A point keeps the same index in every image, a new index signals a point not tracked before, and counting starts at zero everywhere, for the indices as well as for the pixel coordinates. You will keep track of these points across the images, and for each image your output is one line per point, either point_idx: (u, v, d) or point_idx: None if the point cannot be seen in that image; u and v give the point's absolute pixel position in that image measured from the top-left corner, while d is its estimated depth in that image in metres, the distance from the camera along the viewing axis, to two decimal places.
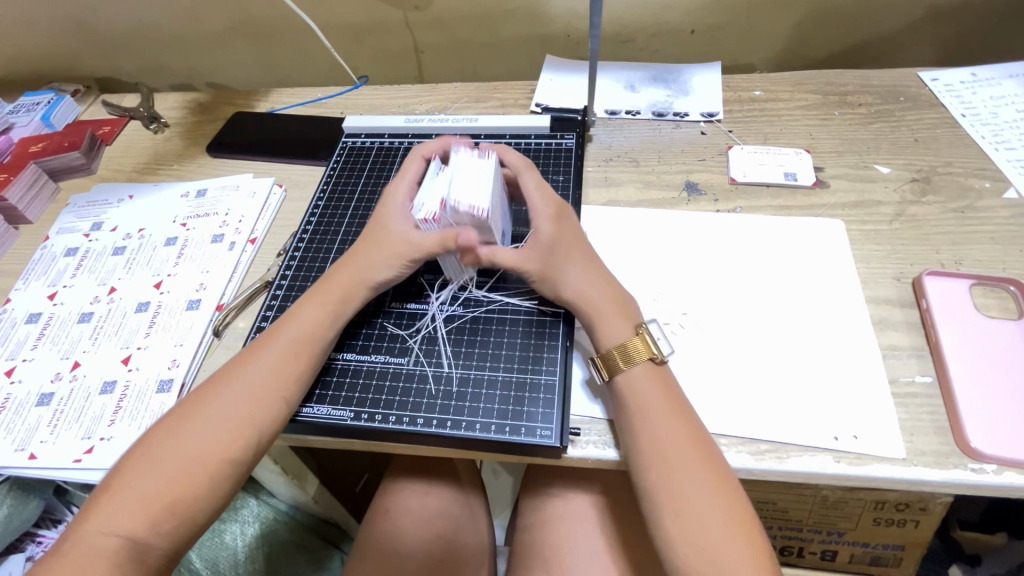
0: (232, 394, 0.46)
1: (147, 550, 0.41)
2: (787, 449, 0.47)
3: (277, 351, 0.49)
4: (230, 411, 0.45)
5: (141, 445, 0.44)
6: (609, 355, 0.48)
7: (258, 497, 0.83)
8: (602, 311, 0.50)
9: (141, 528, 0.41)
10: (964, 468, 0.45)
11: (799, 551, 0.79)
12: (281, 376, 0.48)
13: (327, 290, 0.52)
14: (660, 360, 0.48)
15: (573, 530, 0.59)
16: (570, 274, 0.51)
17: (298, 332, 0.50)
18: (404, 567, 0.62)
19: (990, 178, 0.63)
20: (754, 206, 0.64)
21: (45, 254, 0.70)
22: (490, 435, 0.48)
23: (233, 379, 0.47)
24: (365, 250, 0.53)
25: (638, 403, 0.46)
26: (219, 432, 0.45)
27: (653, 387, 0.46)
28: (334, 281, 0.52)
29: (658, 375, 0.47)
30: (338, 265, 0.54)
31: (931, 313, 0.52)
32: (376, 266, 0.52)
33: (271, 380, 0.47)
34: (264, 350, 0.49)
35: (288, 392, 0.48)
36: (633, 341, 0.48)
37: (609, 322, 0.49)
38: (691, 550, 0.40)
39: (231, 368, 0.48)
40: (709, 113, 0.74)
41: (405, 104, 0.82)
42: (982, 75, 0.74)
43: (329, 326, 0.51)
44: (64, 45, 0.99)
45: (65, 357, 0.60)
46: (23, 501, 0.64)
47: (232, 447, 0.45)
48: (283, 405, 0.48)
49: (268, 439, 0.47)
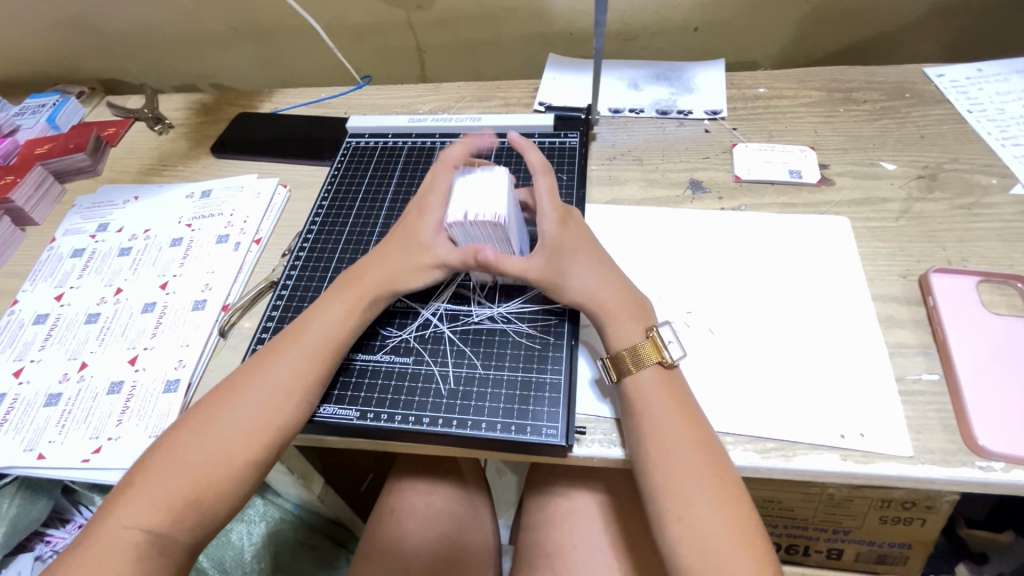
0: (253, 395, 0.46)
1: (169, 544, 0.42)
2: (793, 447, 0.47)
3: (301, 354, 0.48)
4: (252, 413, 0.45)
5: (162, 444, 0.45)
6: (620, 356, 0.48)
7: (264, 496, 0.82)
8: (616, 314, 0.49)
9: (164, 523, 0.41)
10: (972, 466, 0.45)
11: (805, 550, 0.79)
12: (299, 378, 0.48)
13: (357, 293, 0.52)
14: (670, 365, 0.47)
15: (578, 528, 0.59)
16: (581, 280, 0.51)
17: (321, 335, 0.49)
18: (410, 566, 0.62)
19: (997, 175, 0.63)
20: (758, 203, 0.64)
21: (51, 255, 0.71)
22: (495, 433, 0.48)
23: (246, 380, 0.47)
24: (393, 253, 0.53)
25: (644, 405, 0.46)
26: (240, 433, 0.45)
27: (661, 392, 0.46)
28: (363, 284, 0.52)
29: (667, 379, 0.47)
30: (368, 261, 0.54)
31: (938, 311, 0.52)
32: (407, 275, 0.52)
33: (295, 384, 0.47)
34: (290, 351, 0.48)
35: (308, 393, 0.48)
36: (643, 345, 0.48)
37: (621, 324, 0.49)
38: (692, 553, 0.40)
39: (251, 369, 0.48)
40: (713, 111, 0.73)
41: (409, 104, 0.82)
42: (989, 70, 0.73)
43: (351, 329, 0.51)
44: (69, 48, 0.99)
45: (73, 358, 0.60)
46: (31, 500, 0.65)
47: (252, 447, 0.45)
48: (303, 406, 0.47)
49: (288, 440, 0.47)
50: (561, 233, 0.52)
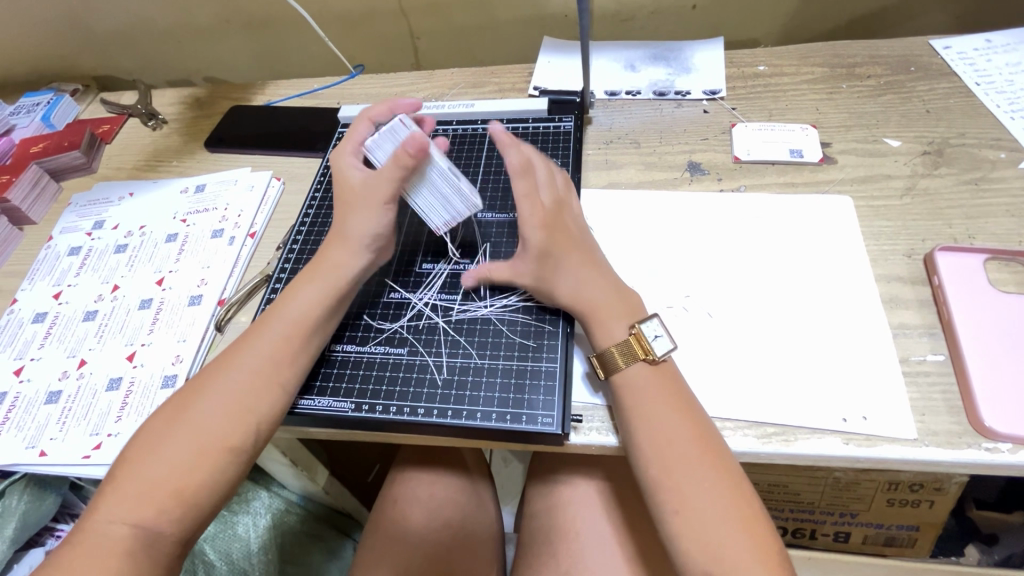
0: (229, 380, 0.46)
1: (155, 535, 0.41)
2: (795, 432, 0.46)
3: (273, 336, 0.48)
4: (228, 399, 0.45)
5: (143, 434, 0.45)
6: (605, 355, 0.47)
7: (269, 489, 0.83)
8: (599, 315, 0.49)
9: (148, 512, 0.41)
10: (978, 447, 0.44)
11: (812, 533, 0.78)
12: (274, 362, 0.47)
13: (319, 271, 0.51)
14: (656, 361, 0.46)
15: (580, 515, 0.59)
16: (564, 285, 0.50)
17: (292, 314, 0.49)
18: (414, 555, 0.62)
19: (1006, 149, 0.61)
20: (759, 184, 0.62)
21: (48, 254, 0.71)
22: (490, 423, 0.47)
23: (224, 368, 0.47)
24: (343, 216, 0.53)
25: (633, 397, 0.45)
26: (217, 419, 0.44)
27: (648, 381, 0.45)
28: (325, 262, 0.52)
29: (656, 372, 0.46)
30: (331, 242, 0.53)
31: (944, 289, 0.51)
32: (362, 226, 0.52)
33: (266, 368, 0.47)
34: (261, 335, 0.48)
35: (284, 378, 0.47)
36: (629, 342, 0.47)
37: (604, 322, 0.48)
38: (691, 544, 0.40)
39: (227, 357, 0.48)
40: (712, 91, 0.72)
41: (402, 92, 0.81)
42: (997, 40, 0.71)
43: (325, 311, 0.50)
44: (61, 46, 0.99)
45: (72, 355, 0.60)
46: (39, 497, 0.66)
47: (231, 435, 0.44)
48: (281, 391, 0.47)
49: (269, 424, 0.46)
50: (547, 242, 0.50)
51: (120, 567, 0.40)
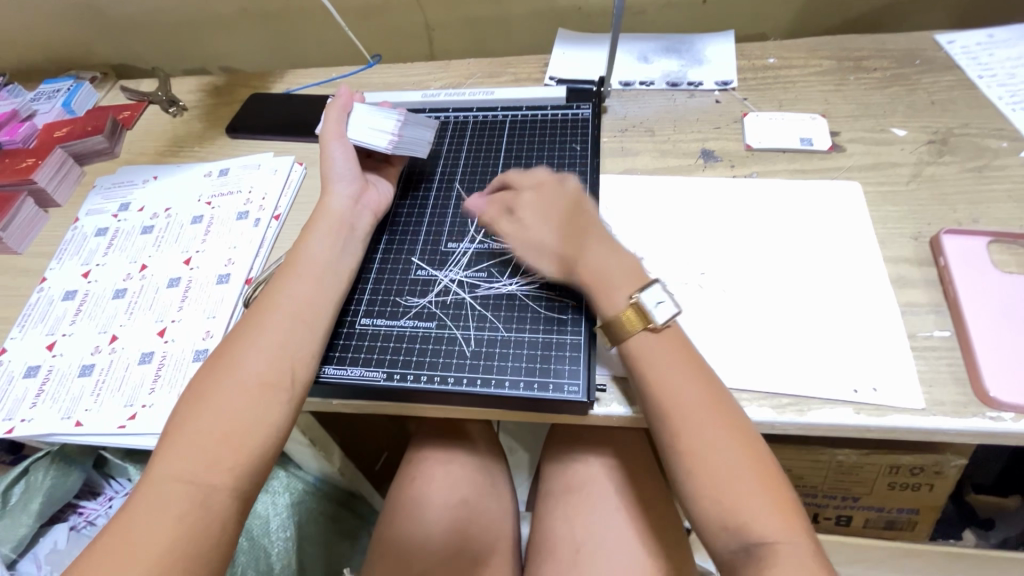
0: (270, 330, 0.48)
1: (208, 486, 0.41)
2: (809, 402, 0.48)
3: (300, 288, 0.51)
4: (268, 355, 0.47)
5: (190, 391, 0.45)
6: (609, 325, 0.49)
7: (287, 468, 0.84)
8: (602, 288, 0.50)
9: (201, 462, 0.42)
10: (982, 416, 0.46)
11: (814, 517, 0.80)
12: (304, 312, 0.49)
13: (324, 222, 0.55)
14: (659, 328, 0.48)
15: (593, 491, 0.61)
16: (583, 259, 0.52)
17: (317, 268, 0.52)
18: (431, 532, 0.64)
19: (1008, 138, 0.63)
20: (770, 170, 0.65)
21: (75, 235, 0.72)
22: (519, 391, 0.50)
23: (261, 326, 0.48)
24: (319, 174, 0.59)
25: (651, 362, 0.47)
26: (260, 374, 0.46)
27: (662, 348, 0.47)
28: (327, 214, 0.56)
29: (674, 340, 0.48)
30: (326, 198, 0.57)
31: (950, 270, 0.53)
32: (336, 169, 0.58)
33: (298, 316, 0.49)
34: (288, 287, 0.50)
35: (317, 330, 0.50)
36: (627, 314, 0.48)
37: (608, 291, 0.50)
38: (707, 503, 0.42)
39: (261, 311, 0.49)
40: (724, 81, 0.74)
41: (420, 81, 0.82)
42: (998, 36, 0.73)
43: (340, 256, 0.54)
44: (80, 35, 1.00)
45: (103, 331, 0.62)
46: (65, 472, 0.68)
47: (272, 384, 0.46)
48: (314, 343, 0.49)
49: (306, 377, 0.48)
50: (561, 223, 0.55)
51: (180, 515, 0.40)
